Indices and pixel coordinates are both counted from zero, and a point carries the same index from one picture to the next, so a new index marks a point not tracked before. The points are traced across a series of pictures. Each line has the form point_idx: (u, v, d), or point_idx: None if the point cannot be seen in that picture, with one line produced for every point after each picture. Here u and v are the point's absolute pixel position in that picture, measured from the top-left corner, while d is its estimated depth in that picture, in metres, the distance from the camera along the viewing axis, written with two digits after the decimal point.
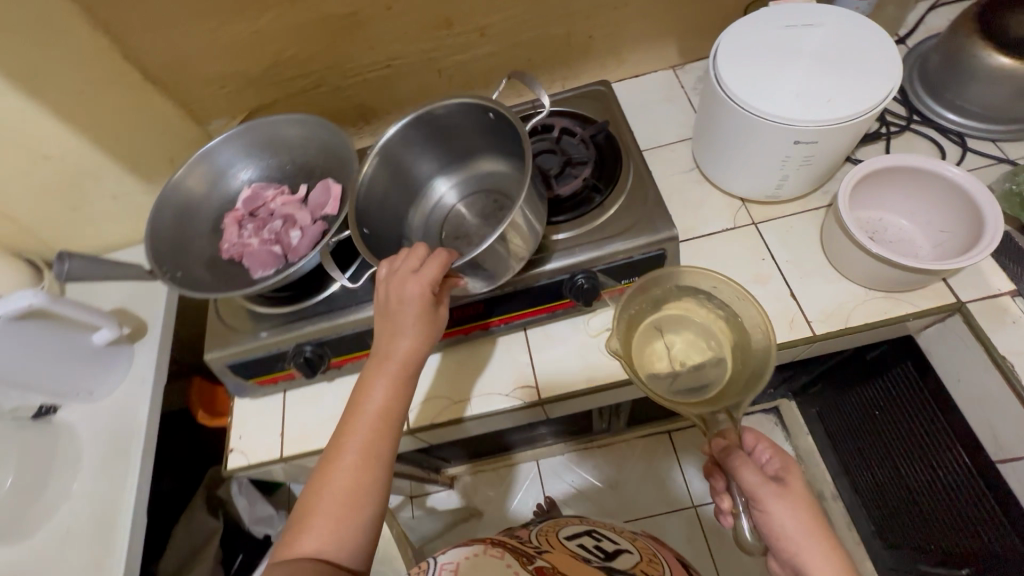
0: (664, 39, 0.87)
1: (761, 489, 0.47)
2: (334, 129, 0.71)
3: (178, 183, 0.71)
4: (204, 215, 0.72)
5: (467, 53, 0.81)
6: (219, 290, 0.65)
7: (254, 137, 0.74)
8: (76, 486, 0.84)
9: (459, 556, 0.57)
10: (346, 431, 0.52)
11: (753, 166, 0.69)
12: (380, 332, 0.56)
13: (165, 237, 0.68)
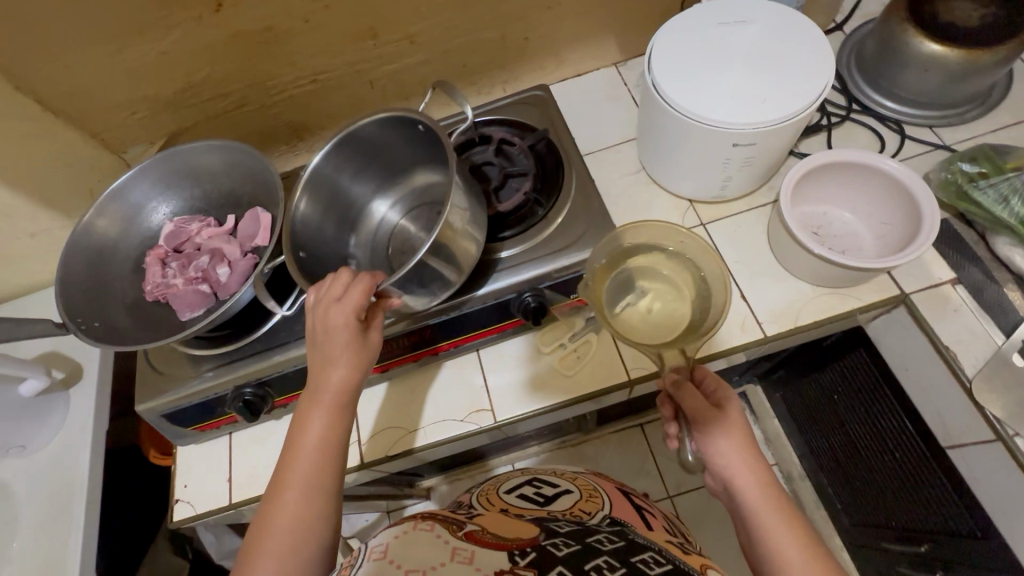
0: (602, 36, 0.84)
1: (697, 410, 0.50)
2: (255, 153, 0.66)
3: (89, 225, 0.66)
4: (124, 256, 0.68)
5: (398, 62, 0.77)
6: (143, 340, 0.62)
7: (170, 169, 0.69)
8: (17, 547, 0.79)
9: (388, 533, 0.51)
10: (282, 475, 0.49)
11: (695, 168, 0.68)
12: (312, 366, 0.53)
13: (80, 284, 0.64)
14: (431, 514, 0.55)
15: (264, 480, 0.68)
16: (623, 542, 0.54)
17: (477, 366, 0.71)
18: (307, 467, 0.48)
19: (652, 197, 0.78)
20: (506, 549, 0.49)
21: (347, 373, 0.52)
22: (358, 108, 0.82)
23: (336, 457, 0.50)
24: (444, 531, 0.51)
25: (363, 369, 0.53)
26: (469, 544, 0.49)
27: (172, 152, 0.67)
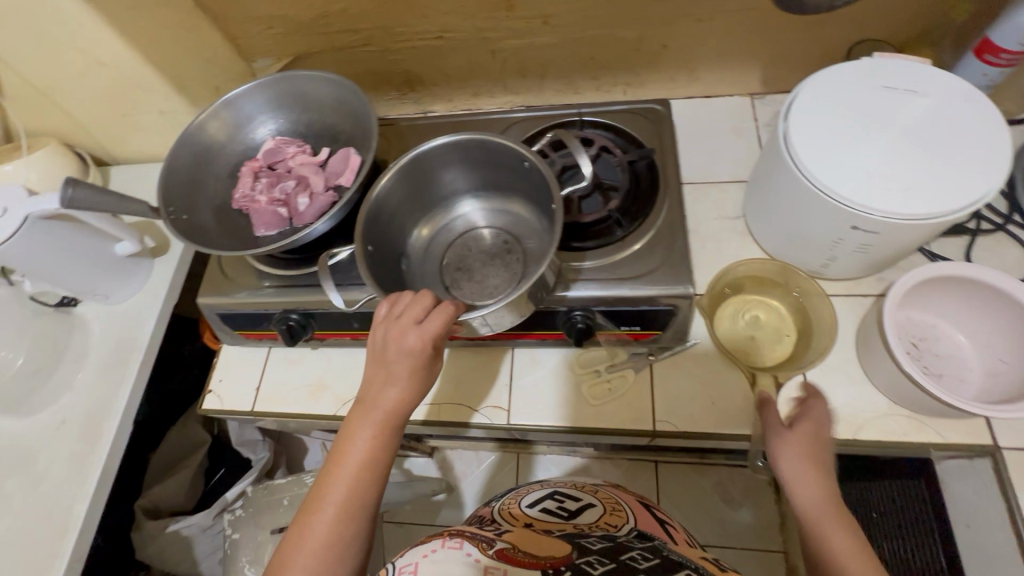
0: (748, 63, 0.77)
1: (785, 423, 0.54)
2: (363, 98, 0.67)
3: (202, 124, 0.70)
4: (224, 159, 0.72)
5: (526, 39, 0.75)
6: (218, 243, 0.66)
7: (284, 90, 0.72)
8: (80, 379, 0.90)
9: (418, 556, 0.50)
10: (329, 478, 0.53)
11: (801, 237, 0.61)
12: (370, 380, 0.56)
13: (180, 177, 0.69)
14: (460, 532, 0.55)
15: (286, 400, 0.72)
16: (657, 561, 0.52)
17: (509, 364, 0.70)
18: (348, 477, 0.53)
19: (742, 249, 0.72)
20: (541, 567, 0.49)
21: (400, 397, 0.55)
22: (474, 74, 0.81)
23: (376, 475, 0.54)
24: (474, 548, 0.50)
25: (416, 397, 0.56)
26: (502, 563, 0.48)
27: (290, 75, 0.70)
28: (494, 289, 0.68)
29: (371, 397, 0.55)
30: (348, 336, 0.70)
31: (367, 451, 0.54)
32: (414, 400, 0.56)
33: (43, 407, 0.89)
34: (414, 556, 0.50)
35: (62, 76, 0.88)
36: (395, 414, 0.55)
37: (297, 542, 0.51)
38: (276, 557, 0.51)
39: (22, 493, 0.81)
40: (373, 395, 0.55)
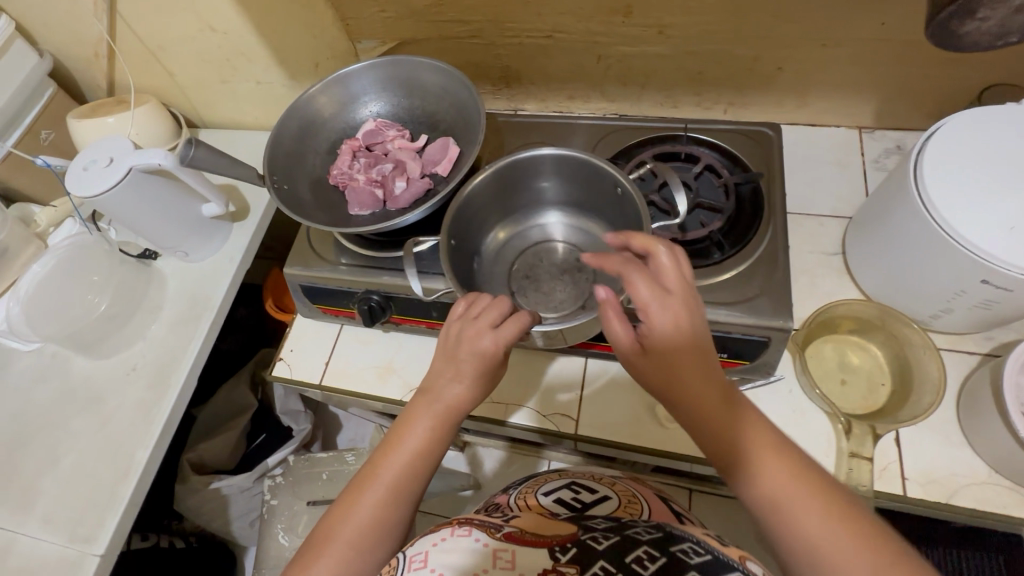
0: (863, 95, 0.74)
1: (637, 356, 0.45)
2: (472, 86, 0.67)
3: (310, 99, 0.72)
4: (325, 136, 0.74)
5: (636, 47, 0.74)
6: (313, 216, 0.67)
7: (393, 74, 0.72)
8: (153, 330, 0.93)
9: (428, 543, 0.48)
10: (379, 463, 0.53)
11: (914, 283, 0.59)
12: (432, 374, 0.55)
13: (285, 147, 0.70)
14: (467, 518, 0.52)
15: (353, 378, 0.73)
16: (660, 533, 0.49)
17: (580, 373, 0.69)
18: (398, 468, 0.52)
19: (837, 288, 0.68)
20: (546, 545, 0.47)
21: (461, 397, 0.54)
22: (575, 77, 0.81)
23: (424, 469, 0.53)
24: (483, 533, 0.48)
25: (474, 399, 0.55)
26: (510, 544, 0.47)
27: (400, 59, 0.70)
28: (559, 303, 0.66)
29: (432, 391, 0.55)
30: (424, 324, 0.70)
31: (422, 443, 0.53)
32: (474, 402, 0.55)
33: (115, 351, 0.91)
34: (424, 544, 0.48)
35: (174, 38, 0.91)
36: (453, 412, 0.54)
37: (338, 521, 0.51)
38: (315, 533, 0.51)
39: (90, 431, 0.85)
40: (436, 390, 0.54)
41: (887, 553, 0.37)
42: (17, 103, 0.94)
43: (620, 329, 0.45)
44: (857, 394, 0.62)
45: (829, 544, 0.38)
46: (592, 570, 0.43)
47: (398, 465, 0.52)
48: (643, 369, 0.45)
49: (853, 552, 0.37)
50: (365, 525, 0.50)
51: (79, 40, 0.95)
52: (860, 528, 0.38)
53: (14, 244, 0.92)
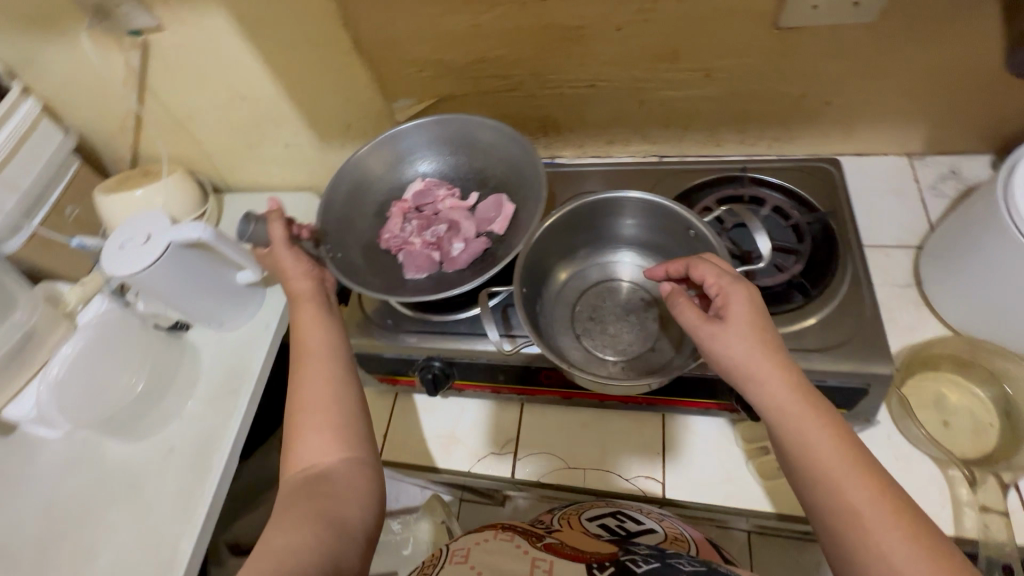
0: (913, 124, 0.73)
1: (695, 324, 0.48)
2: (526, 140, 0.66)
3: (360, 159, 0.70)
4: (372, 199, 0.72)
5: (681, 90, 0.73)
6: (367, 281, 0.64)
7: (441, 133, 0.71)
8: (189, 408, 0.88)
9: (471, 542, 0.52)
10: (322, 358, 0.54)
11: (1014, 317, 0.56)
12: (274, 266, 0.60)
13: (334, 208, 0.68)
14: (511, 525, 0.56)
15: (415, 451, 0.69)
16: (703, 565, 0.46)
17: (660, 430, 0.66)
18: (317, 344, 0.55)
19: (919, 321, 0.66)
20: (584, 559, 0.46)
21: (312, 281, 0.59)
22: (616, 122, 0.80)
23: (337, 330, 0.57)
24: (523, 540, 0.51)
25: (325, 286, 0.60)
26: (550, 556, 0.47)
27: (450, 118, 0.69)
28: (632, 347, 0.60)
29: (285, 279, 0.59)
30: (490, 388, 0.66)
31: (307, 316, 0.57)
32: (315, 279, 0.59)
33: (150, 433, 0.87)
34: (466, 543, 0.51)
35: (202, 108, 0.90)
36: (306, 293, 0.58)
37: (299, 398, 0.51)
38: (286, 420, 0.51)
39: (128, 523, 0.79)
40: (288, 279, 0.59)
41: (928, 539, 0.37)
42: (42, 183, 0.92)
43: (684, 304, 0.49)
44: (962, 437, 0.58)
45: (867, 515, 0.38)
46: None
47: (314, 343, 0.55)
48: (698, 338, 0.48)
49: (893, 527, 0.38)
50: (328, 402, 0.51)
51: (105, 116, 0.94)
52: (904, 514, 0.38)
53: (41, 328, 0.89)
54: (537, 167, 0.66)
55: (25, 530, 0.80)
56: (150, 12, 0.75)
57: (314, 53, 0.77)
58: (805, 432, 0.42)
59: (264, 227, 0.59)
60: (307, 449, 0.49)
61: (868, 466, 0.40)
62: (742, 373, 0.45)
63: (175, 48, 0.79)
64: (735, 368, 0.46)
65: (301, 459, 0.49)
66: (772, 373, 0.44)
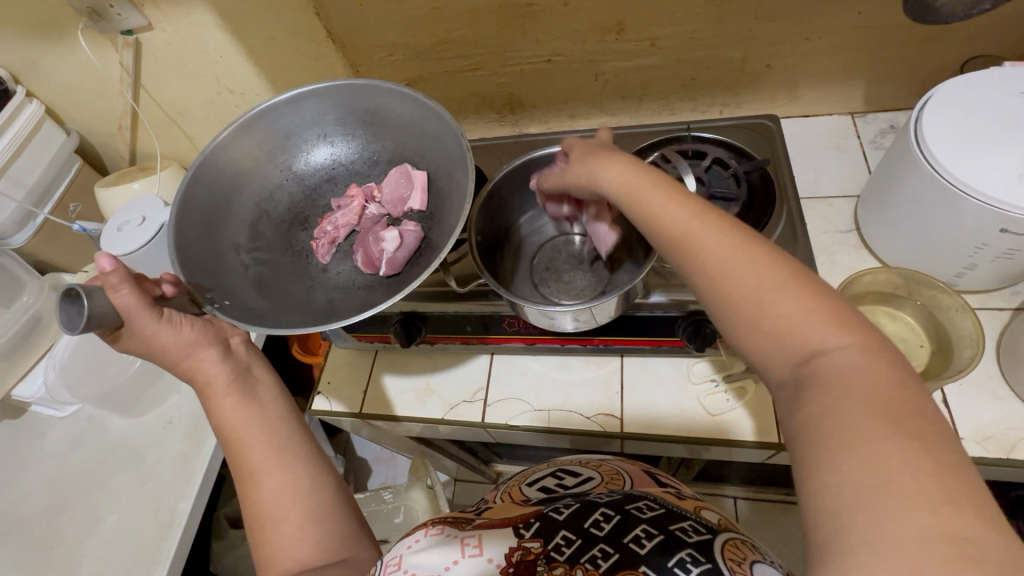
0: (850, 82, 0.78)
1: (683, 223, 0.42)
2: (406, 89, 0.65)
3: (217, 161, 0.65)
4: (237, 218, 0.65)
5: (632, 60, 0.79)
6: (290, 321, 0.58)
7: (293, 117, 0.68)
8: (187, 384, 0.93)
9: (405, 546, 0.48)
10: (266, 452, 0.48)
11: (933, 243, 0.60)
12: (146, 345, 0.50)
13: (195, 238, 0.60)
14: (443, 516, 0.53)
15: (393, 403, 0.75)
16: (619, 494, 0.50)
17: (618, 373, 0.70)
18: (265, 455, 0.48)
19: (859, 262, 0.70)
20: (511, 523, 0.48)
21: (227, 363, 0.52)
22: (576, 95, 0.85)
23: (279, 414, 0.51)
24: (454, 526, 0.49)
25: (244, 363, 0.53)
26: (477, 533, 0.47)
27: (306, 93, 0.67)
28: (580, 292, 0.65)
29: (189, 366, 0.51)
30: (458, 340, 0.71)
31: (239, 412, 0.50)
32: (224, 367, 0.51)
33: (150, 408, 0.92)
34: (398, 549, 0.48)
35: (192, 103, 0.96)
36: (222, 385, 0.50)
37: (263, 506, 0.47)
38: (250, 523, 0.47)
39: (129, 490, 0.84)
40: (191, 366, 0.51)
41: (935, 439, 0.30)
42: (47, 179, 0.98)
43: (655, 195, 0.44)
44: None
45: (860, 416, 0.31)
46: (554, 541, 0.45)
47: (262, 448, 0.48)
48: (678, 240, 0.42)
49: (885, 428, 0.30)
50: (297, 508, 0.47)
51: (105, 115, 1.00)
52: (909, 411, 0.31)
53: (46, 312, 0.96)
54: (427, 116, 0.65)
55: (34, 502, 0.84)
56: (141, 11, 0.81)
57: (294, 44, 0.84)
58: (804, 336, 0.36)
59: (103, 298, 0.48)
60: (284, 550, 0.45)
61: (883, 367, 0.33)
62: (741, 286, 0.38)
63: (163, 46, 0.85)
64: (730, 281, 0.38)
65: (281, 563, 0.45)
66: (780, 287, 0.37)
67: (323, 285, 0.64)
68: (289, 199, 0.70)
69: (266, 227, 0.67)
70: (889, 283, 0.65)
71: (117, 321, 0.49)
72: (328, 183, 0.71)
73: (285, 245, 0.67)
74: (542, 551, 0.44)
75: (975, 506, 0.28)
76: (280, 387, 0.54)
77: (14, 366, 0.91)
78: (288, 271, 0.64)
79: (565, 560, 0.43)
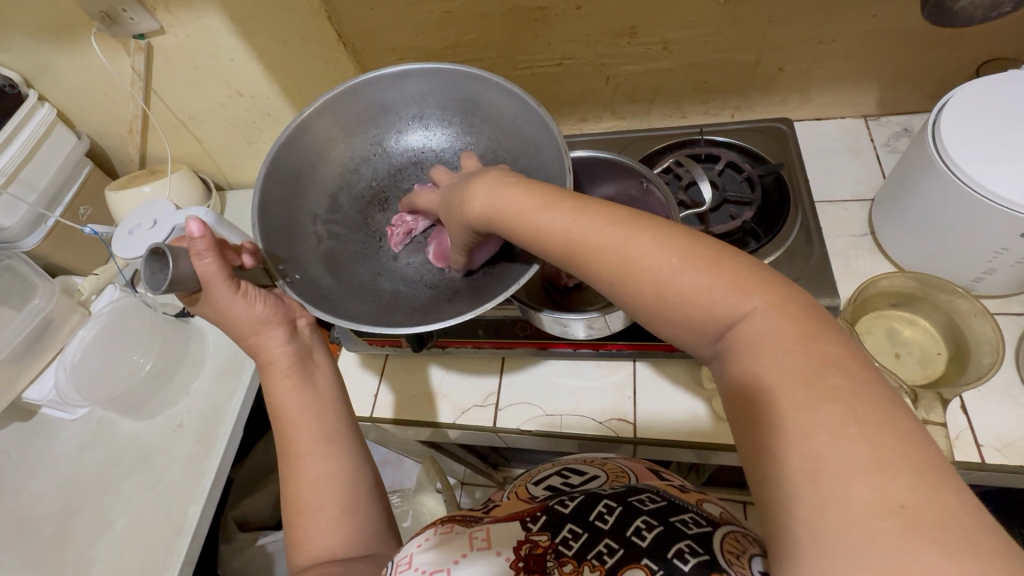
0: (864, 85, 0.78)
1: (569, 229, 0.40)
2: (515, 88, 0.58)
3: (309, 130, 0.61)
4: (319, 190, 0.64)
5: (643, 64, 0.79)
6: (355, 309, 0.57)
7: (395, 94, 0.63)
8: (196, 386, 0.94)
9: (415, 543, 0.48)
10: (313, 441, 0.52)
11: (952, 248, 0.60)
12: (219, 312, 0.52)
13: (276, 209, 0.59)
14: (452, 514, 0.52)
15: (404, 407, 0.74)
16: (624, 487, 0.49)
17: (631, 377, 0.70)
18: (312, 441, 0.52)
19: (873, 266, 0.70)
20: (518, 517, 0.48)
21: (291, 344, 0.54)
22: (587, 99, 0.85)
23: (329, 406, 0.54)
24: (462, 524, 0.49)
25: (306, 344, 0.56)
26: (486, 525, 0.48)
27: (414, 72, 0.61)
28: (593, 300, 0.65)
29: (255, 342, 0.53)
30: (469, 344, 0.71)
31: (294, 400, 0.52)
32: (290, 352, 0.54)
33: (160, 410, 0.92)
34: (408, 548, 0.48)
35: (203, 107, 0.96)
36: (283, 365, 0.53)
37: (305, 492, 0.50)
38: (287, 506, 0.51)
39: (139, 493, 0.84)
40: (257, 342, 0.53)
41: (863, 399, 0.29)
42: (57, 182, 0.99)
43: (543, 215, 0.42)
44: (914, 366, 0.62)
45: (786, 389, 0.30)
46: (562, 534, 0.45)
47: (310, 434, 0.52)
48: (569, 245, 0.40)
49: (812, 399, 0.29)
50: (335, 499, 0.50)
51: (115, 119, 1.01)
52: (842, 384, 0.30)
53: (58, 315, 0.95)
54: (530, 121, 0.58)
55: (45, 504, 0.84)
56: (153, 15, 0.81)
57: (306, 48, 0.84)
58: (720, 306, 0.34)
59: (186, 264, 0.50)
60: (316, 537, 0.49)
61: (796, 326, 0.32)
62: (641, 276, 0.36)
63: (175, 49, 0.86)
64: (630, 271, 0.37)
65: (311, 548, 0.49)
66: (677, 267, 0.35)
67: (391, 273, 0.63)
68: (374, 175, 0.67)
69: (345, 201, 0.65)
70: (906, 290, 0.64)
71: (195, 286, 0.51)
72: (413, 167, 0.67)
73: (360, 222, 0.66)
74: (550, 545, 0.44)
75: (924, 471, 0.26)
76: (336, 376, 0.57)
77: (25, 368, 0.92)
78: (358, 254, 0.63)
79: (573, 556, 0.43)
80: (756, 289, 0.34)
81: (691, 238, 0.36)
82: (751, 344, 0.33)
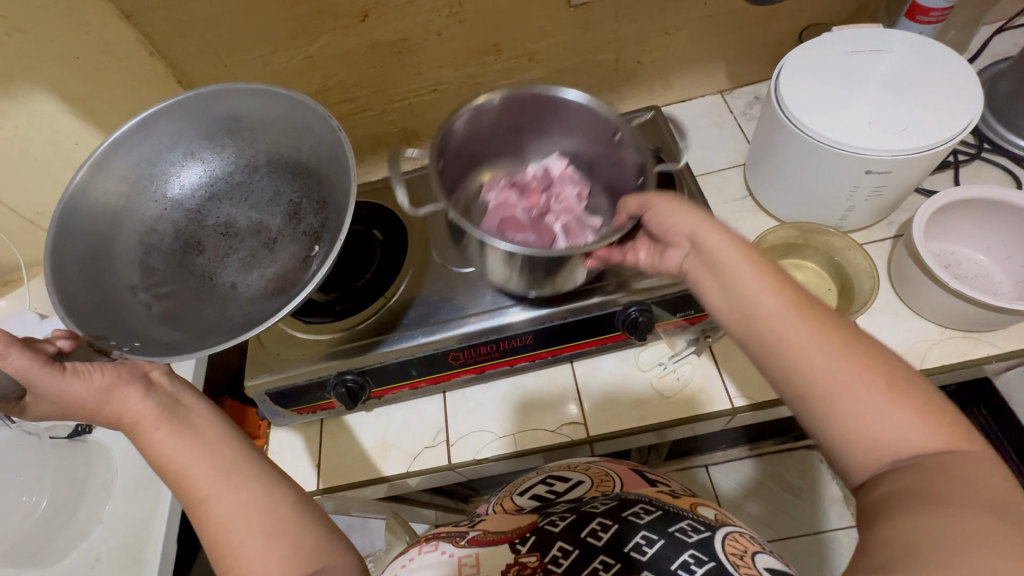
0: (714, 64, 0.85)
1: (784, 313, 0.40)
2: (261, 85, 0.57)
3: (82, 207, 0.55)
4: (124, 260, 0.56)
5: (516, 78, 0.81)
6: (215, 340, 0.52)
7: (151, 143, 0.58)
8: (108, 510, 0.81)
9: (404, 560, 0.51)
10: (210, 479, 0.44)
11: (815, 194, 0.66)
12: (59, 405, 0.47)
13: (82, 292, 0.51)
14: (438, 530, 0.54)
15: (354, 469, 0.70)
16: (614, 500, 0.50)
17: (572, 379, 0.71)
18: (212, 479, 0.44)
19: (759, 223, 0.76)
20: (507, 539, 0.47)
21: (151, 397, 0.48)
22: None
23: (212, 436, 0.47)
24: (450, 543, 0.50)
25: (170, 393, 0.49)
26: (472, 548, 0.47)
27: (155, 113, 0.58)
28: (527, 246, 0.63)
29: (111, 411, 0.47)
30: (407, 386, 0.68)
31: (170, 448, 0.45)
32: (151, 408, 0.47)
33: (68, 551, 0.79)
34: (399, 564, 0.51)
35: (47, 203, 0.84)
36: (150, 421, 0.47)
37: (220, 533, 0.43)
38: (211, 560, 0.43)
39: None
40: (114, 411, 0.47)
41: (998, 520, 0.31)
42: None
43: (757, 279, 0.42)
44: None
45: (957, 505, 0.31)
46: (551, 552, 0.44)
47: (206, 472, 0.45)
48: (786, 347, 0.40)
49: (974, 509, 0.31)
50: (256, 527, 0.43)
51: None
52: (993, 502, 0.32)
53: None
54: (294, 109, 0.58)
55: None
56: None
57: None
58: (879, 418, 0.36)
59: None
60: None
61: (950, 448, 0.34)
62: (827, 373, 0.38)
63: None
64: (811, 364, 0.38)
65: None
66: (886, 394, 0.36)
67: (237, 300, 0.58)
68: (175, 227, 0.60)
69: (158, 262, 0.58)
70: (792, 239, 0.71)
71: (18, 391, 0.46)
72: (211, 202, 0.62)
73: (184, 272, 0.58)
74: (539, 565, 0.43)
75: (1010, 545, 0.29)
76: (216, 410, 0.50)
77: None
78: (196, 297, 0.57)
79: (563, 571, 0.42)
80: (928, 417, 0.35)
81: (894, 367, 0.37)
82: (919, 460, 0.34)
